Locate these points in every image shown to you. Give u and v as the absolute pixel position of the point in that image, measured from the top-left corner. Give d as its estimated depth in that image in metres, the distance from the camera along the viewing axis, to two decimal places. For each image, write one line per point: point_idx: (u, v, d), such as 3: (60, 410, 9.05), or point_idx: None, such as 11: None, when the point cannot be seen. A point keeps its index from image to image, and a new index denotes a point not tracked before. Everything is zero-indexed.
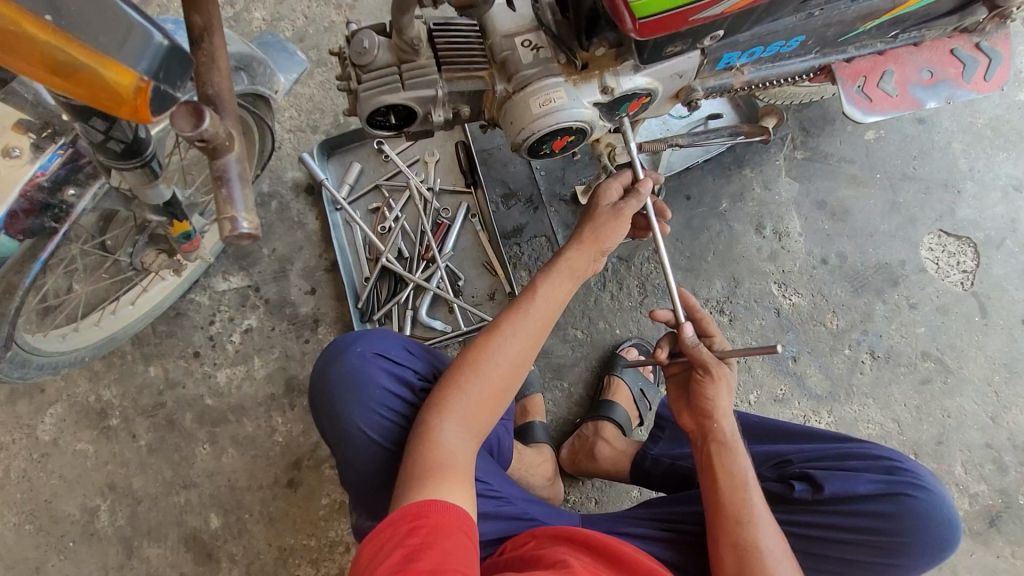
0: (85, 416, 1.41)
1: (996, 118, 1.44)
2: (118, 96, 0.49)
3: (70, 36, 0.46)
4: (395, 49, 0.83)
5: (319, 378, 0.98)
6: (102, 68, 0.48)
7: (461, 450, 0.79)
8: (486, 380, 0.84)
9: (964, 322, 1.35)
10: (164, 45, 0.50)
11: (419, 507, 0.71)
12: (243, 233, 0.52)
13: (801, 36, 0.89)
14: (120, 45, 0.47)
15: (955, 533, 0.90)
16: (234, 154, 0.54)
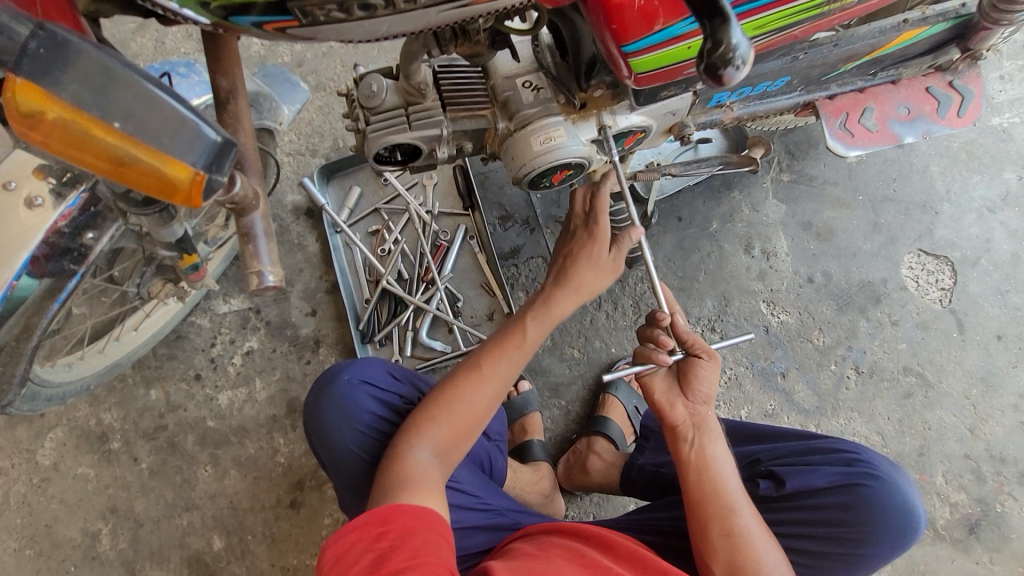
0: (86, 440, 1.41)
1: (970, 142, 1.51)
2: (172, 187, 0.53)
3: (132, 137, 0.50)
4: (401, 92, 0.87)
5: (309, 407, 1.00)
6: (160, 165, 0.51)
7: (429, 473, 0.79)
8: (457, 408, 0.84)
9: (943, 337, 1.42)
10: (217, 140, 0.53)
11: (387, 511, 0.72)
12: (269, 285, 0.62)
13: (786, 77, 0.94)
14: (175, 142, 0.51)
15: (917, 519, 0.91)
16: (259, 213, 0.64)
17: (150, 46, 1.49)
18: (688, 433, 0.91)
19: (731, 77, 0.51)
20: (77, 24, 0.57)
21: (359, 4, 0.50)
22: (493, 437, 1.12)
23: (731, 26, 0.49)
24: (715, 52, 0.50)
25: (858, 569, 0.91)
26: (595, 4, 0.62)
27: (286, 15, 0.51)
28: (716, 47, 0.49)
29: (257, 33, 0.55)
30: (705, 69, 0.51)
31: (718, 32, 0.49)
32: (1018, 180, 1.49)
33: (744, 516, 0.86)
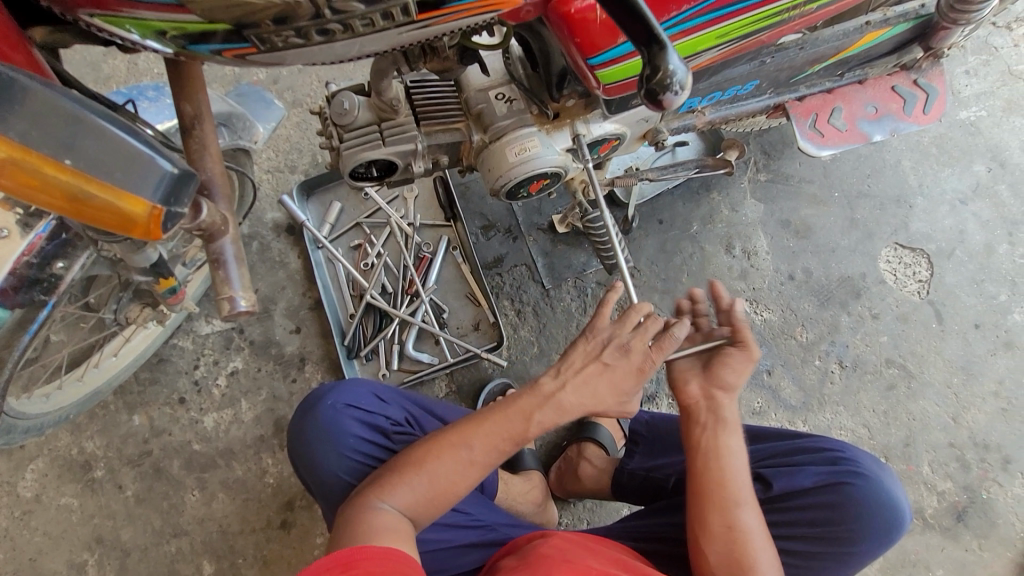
0: (69, 470, 1.38)
1: (940, 136, 1.54)
2: (131, 220, 0.55)
3: (85, 173, 0.52)
4: (374, 108, 0.87)
5: (293, 431, 1.00)
6: (117, 200, 0.53)
7: (390, 531, 0.74)
8: (436, 472, 0.79)
9: (923, 328, 1.44)
10: (173, 173, 0.55)
11: (350, 554, 0.65)
12: (241, 309, 0.63)
13: (754, 81, 0.95)
14: (130, 177, 0.53)
15: (902, 513, 0.92)
16: (229, 238, 0.65)
17: (122, 67, 1.48)
18: (700, 416, 0.89)
19: (670, 101, 0.53)
20: (28, 56, 0.56)
21: (317, 29, 0.50)
22: None
23: (669, 52, 0.50)
24: (654, 78, 0.51)
25: (846, 568, 0.92)
26: (557, 19, 0.62)
27: (245, 41, 0.51)
28: (655, 73, 0.51)
29: (218, 60, 0.55)
30: (645, 93, 0.53)
31: (656, 59, 0.50)
32: (987, 172, 1.52)
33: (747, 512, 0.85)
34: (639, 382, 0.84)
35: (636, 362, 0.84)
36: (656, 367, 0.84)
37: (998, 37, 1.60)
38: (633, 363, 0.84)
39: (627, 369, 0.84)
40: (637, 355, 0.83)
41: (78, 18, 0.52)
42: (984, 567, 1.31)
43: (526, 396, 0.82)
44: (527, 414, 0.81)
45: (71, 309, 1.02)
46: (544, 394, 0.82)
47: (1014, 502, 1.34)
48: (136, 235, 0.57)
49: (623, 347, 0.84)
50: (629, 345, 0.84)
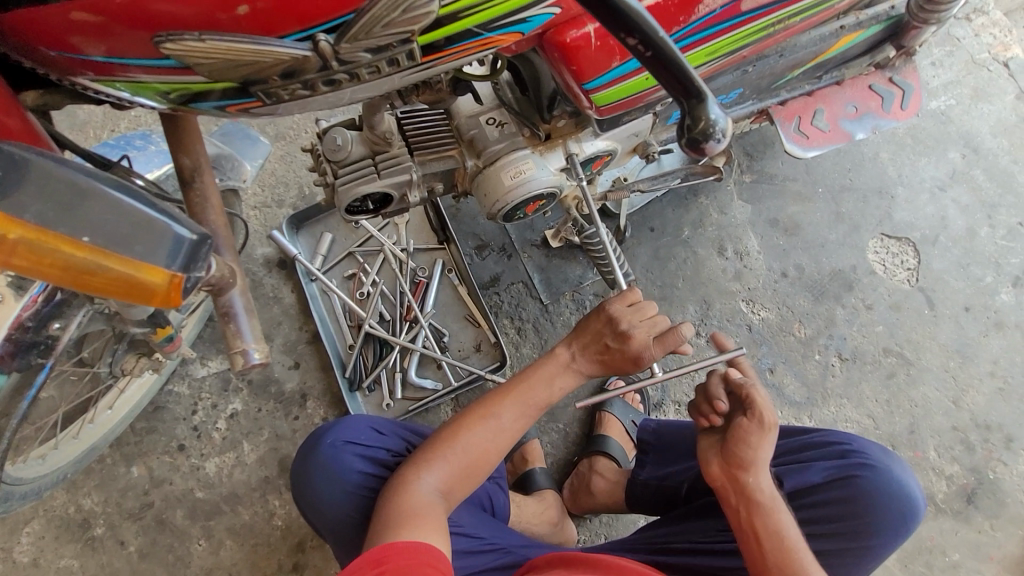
0: (67, 530, 1.33)
1: (914, 127, 1.59)
2: (153, 291, 0.54)
3: (103, 248, 0.51)
4: (367, 142, 0.87)
5: (296, 474, 0.98)
6: (136, 272, 0.53)
7: (429, 511, 0.79)
8: (471, 442, 0.85)
9: (916, 315, 1.47)
10: (191, 238, 0.54)
11: (380, 551, 0.70)
12: (255, 362, 0.64)
13: (738, 89, 0.97)
14: (149, 248, 0.52)
15: (916, 503, 0.92)
16: (237, 289, 0.65)
17: (98, 112, 1.45)
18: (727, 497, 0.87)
19: (712, 148, 0.54)
20: (23, 122, 0.55)
21: (324, 80, 0.49)
22: (492, 475, 1.10)
23: (709, 104, 0.51)
24: (695, 127, 0.52)
25: (867, 563, 0.92)
26: (551, 48, 0.62)
27: (250, 96, 0.50)
28: (695, 123, 0.52)
29: (217, 113, 0.54)
30: (688, 142, 0.54)
31: (696, 111, 0.51)
32: (962, 159, 1.57)
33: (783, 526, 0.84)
34: (638, 368, 0.88)
35: (635, 350, 0.86)
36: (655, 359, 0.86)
37: (960, 28, 1.66)
38: (630, 351, 0.87)
39: (625, 355, 0.87)
40: (635, 343, 0.86)
41: (68, 79, 0.50)
42: (997, 547, 1.33)
43: (546, 364, 0.90)
44: (549, 380, 0.89)
45: (65, 366, 0.99)
46: (560, 363, 0.90)
47: (1019, 480, 1.37)
48: (154, 304, 0.56)
49: (602, 343, 0.89)
50: (631, 331, 0.87)
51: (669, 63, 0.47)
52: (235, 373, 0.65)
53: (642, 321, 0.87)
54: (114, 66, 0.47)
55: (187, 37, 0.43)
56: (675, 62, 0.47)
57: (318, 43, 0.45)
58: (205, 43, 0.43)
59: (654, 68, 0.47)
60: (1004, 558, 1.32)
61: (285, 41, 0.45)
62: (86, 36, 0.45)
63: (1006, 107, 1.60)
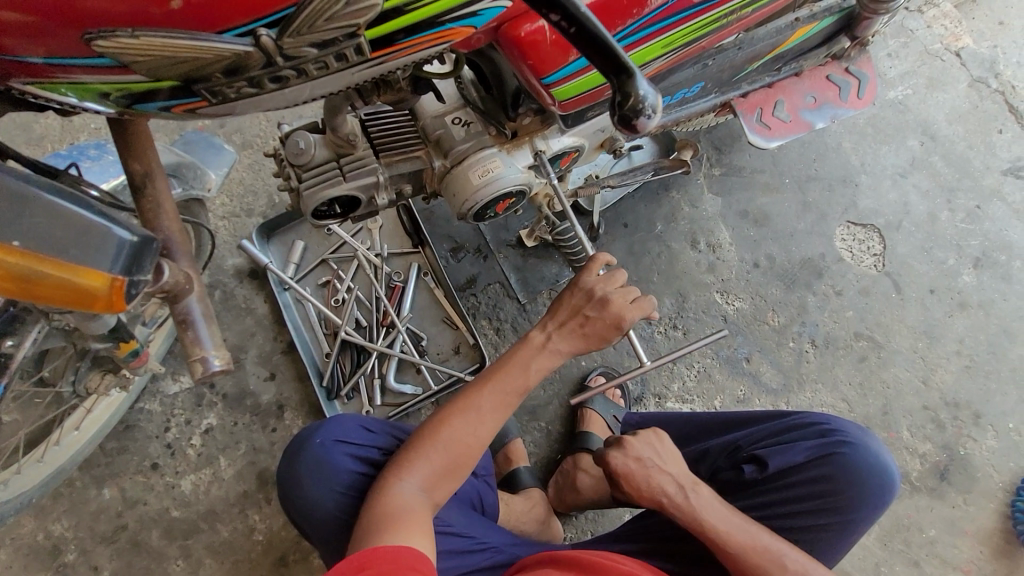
0: (36, 558, 1.29)
1: (874, 117, 1.64)
2: (93, 296, 0.55)
3: (39, 254, 0.52)
4: (331, 145, 0.86)
5: (283, 478, 0.95)
6: (76, 277, 0.54)
7: (412, 513, 0.78)
8: (452, 437, 0.84)
9: (884, 299, 1.50)
10: (133, 241, 0.56)
11: (364, 557, 0.70)
12: (216, 368, 0.62)
13: (700, 83, 0.99)
14: (92, 254, 0.54)
15: (893, 476, 0.94)
16: (195, 296, 0.64)
17: (56, 126, 1.41)
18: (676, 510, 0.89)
19: (643, 125, 0.53)
20: None
21: (270, 76, 0.49)
22: (479, 474, 1.09)
23: (636, 79, 0.50)
24: (626, 103, 0.51)
25: (850, 538, 0.93)
26: (508, 43, 0.62)
27: (194, 96, 0.50)
28: (626, 99, 0.51)
29: (166, 116, 0.53)
30: (620, 119, 0.53)
31: (626, 86, 0.50)
32: (921, 146, 1.62)
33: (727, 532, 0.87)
34: (618, 333, 0.91)
35: (616, 314, 0.89)
36: (634, 321, 0.90)
37: (913, 20, 1.72)
38: (610, 317, 0.90)
39: (606, 323, 0.90)
40: (615, 308, 0.89)
41: (8, 86, 0.49)
42: (971, 521, 1.36)
43: (522, 350, 0.90)
44: (524, 366, 0.89)
45: (25, 386, 0.96)
46: (536, 346, 0.90)
47: (989, 454, 1.41)
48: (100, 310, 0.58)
49: (580, 318, 0.90)
50: (609, 298, 0.90)
51: (591, 34, 0.47)
52: (198, 380, 0.63)
53: (615, 288, 0.91)
54: (52, 68, 0.46)
55: (119, 34, 0.42)
56: (598, 35, 0.47)
57: (260, 38, 0.45)
58: (139, 40, 0.43)
59: (582, 47, 0.48)
60: (978, 531, 1.36)
61: (225, 37, 0.44)
62: (20, 39, 0.44)
63: (960, 95, 1.66)
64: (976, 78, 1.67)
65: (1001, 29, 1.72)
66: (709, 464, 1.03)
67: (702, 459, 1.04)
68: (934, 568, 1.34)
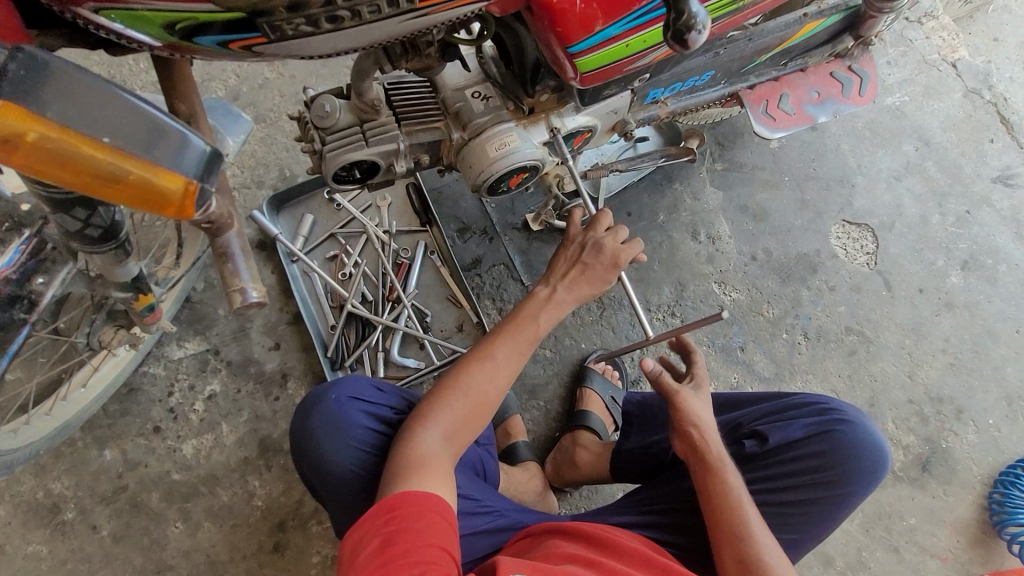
0: (35, 515, 1.30)
1: (872, 121, 1.69)
2: (165, 199, 0.53)
3: (124, 151, 0.50)
4: (355, 110, 0.89)
5: (297, 434, 0.98)
6: (154, 177, 0.52)
7: (435, 461, 0.81)
8: (471, 388, 0.87)
9: (875, 296, 1.56)
10: (206, 150, 0.55)
11: (394, 500, 0.75)
12: (253, 301, 0.65)
13: (711, 71, 1.03)
14: (168, 155, 0.52)
15: (884, 455, 0.98)
16: (233, 232, 0.66)
17: None
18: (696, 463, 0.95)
19: (694, 42, 0.59)
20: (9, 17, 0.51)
21: (327, 16, 0.53)
22: (482, 442, 1.12)
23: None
24: (679, 20, 0.58)
25: (841, 512, 0.97)
26: (539, 10, 0.66)
27: (255, 31, 0.54)
28: (679, 16, 0.58)
29: (216, 52, 0.57)
30: (672, 36, 0.59)
31: (679, 4, 0.57)
32: (916, 151, 1.67)
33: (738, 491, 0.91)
34: (615, 272, 0.98)
35: (610, 255, 0.97)
36: (628, 261, 0.97)
37: (912, 31, 1.78)
38: (606, 258, 0.97)
39: (605, 265, 0.96)
40: (609, 251, 0.96)
41: (70, 13, 0.50)
42: (950, 511, 1.42)
43: (530, 303, 0.94)
44: (534, 317, 0.93)
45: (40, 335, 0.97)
46: (541, 300, 0.94)
47: (970, 448, 1.46)
48: (166, 216, 0.56)
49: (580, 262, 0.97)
50: (602, 243, 0.97)
51: None
52: (233, 311, 0.65)
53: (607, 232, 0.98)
54: None
55: None
56: None
57: None
58: None
59: None
60: (956, 521, 1.41)
61: None
62: None
63: (955, 104, 1.72)
64: (971, 88, 1.73)
65: (995, 44, 1.79)
66: None
67: None
68: (914, 554, 1.38)
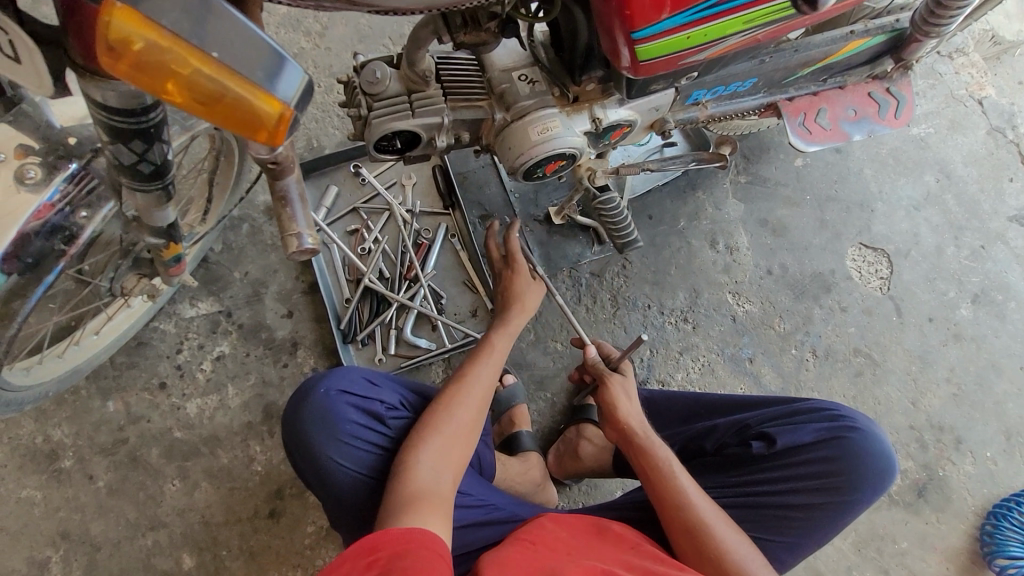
0: (32, 460, 1.29)
1: (896, 148, 1.71)
2: (258, 122, 0.50)
3: (227, 68, 0.47)
4: (404, 80, 0.89)
5: (289, 425, 0.97)
6: (251, 98, 0.49)
7: (431, 486, 0.86)
8: (454, 418, 0.96)
9: (885, 321, 1.57)
10: (303, 78, 0.51)
11: (375, 539, 0.73)
12: (307, 247, 0.67)
13: (754, 78, 1.04)
14: (270, 76, 0.48)
15: (892, 466, 0.99)
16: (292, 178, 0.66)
17: None
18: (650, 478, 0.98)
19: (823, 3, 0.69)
20: None
21: None
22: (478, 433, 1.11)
23: None
24: None
25: (846, 520, 0.98)
26: None
27: None
28: None
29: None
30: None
31: None
32: (936, 182, 1.69)
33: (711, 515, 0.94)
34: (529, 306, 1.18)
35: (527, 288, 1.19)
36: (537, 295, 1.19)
37: (943, 64, 1.80)
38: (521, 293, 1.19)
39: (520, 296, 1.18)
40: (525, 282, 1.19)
41: None
42: (942, 539, 1.43)
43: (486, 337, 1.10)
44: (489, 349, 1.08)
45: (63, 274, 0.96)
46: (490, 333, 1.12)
47: (966, 479, 1.47)
48: (257, 142, 0.53)
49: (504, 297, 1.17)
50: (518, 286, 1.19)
51: None
52: (288, 255, 0.68)
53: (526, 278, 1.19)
54: None
55: None
56: None
57: None
58: None
59: None
60: (946, 548, 1.42)
61: None
62: None
63: (978, 140, 1.74)
64: (995, 126, 1.75)
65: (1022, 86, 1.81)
66: (715, 440, 1.07)
67: (707, 435, 1.08)
68: None
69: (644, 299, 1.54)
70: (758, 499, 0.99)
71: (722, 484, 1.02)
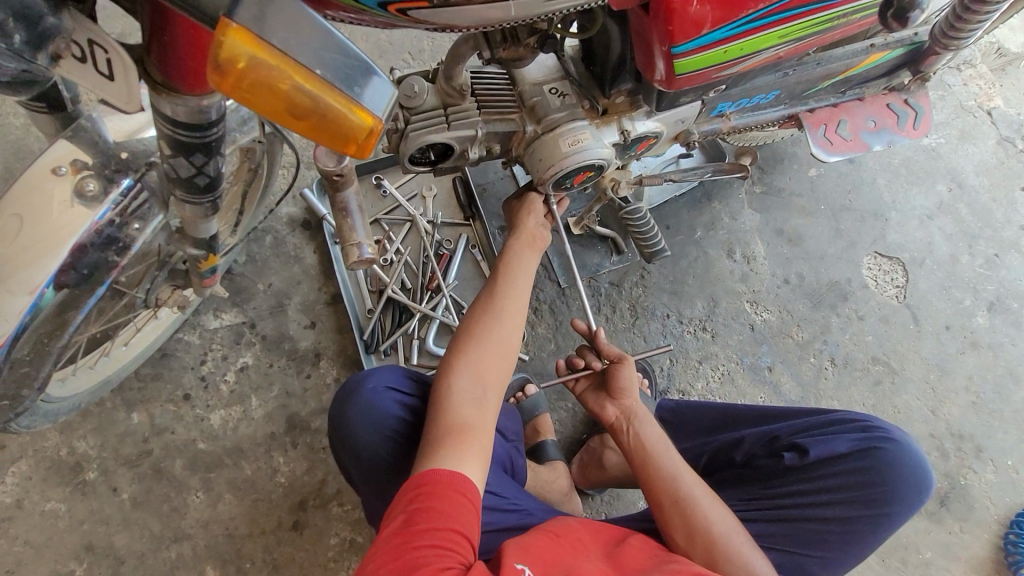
0: (57, 472, 1.29)
1: (908, 159, 1.73)
2: (348, 136, 0.49)
3: (329, 83, 0.46)
4: (440, 94, 0.92)
5: (335, 419, 0.99)
6: (345, 111, 0.48)
7: (469, 411, 0.88)
8: (488, 341, 0.96)
9: (902, 329, 1.58)
10: (393, 92, 0.50)
11: (419, 479, 0.78)
12: (366, 257, 0.76)
13: (776, 91, 1.07)
14: (365, 91, 0.48)
15: (928, 478, 0.99)
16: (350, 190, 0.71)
17: None
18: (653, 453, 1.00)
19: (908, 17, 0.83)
20: None
21: None
22: (510, 438, 1.12)
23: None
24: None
25: (884, 532, 0.98)
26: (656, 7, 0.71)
27: None
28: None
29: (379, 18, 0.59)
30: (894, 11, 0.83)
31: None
32: (948, 192, 1.71)
33: (703, 500, 0.95)
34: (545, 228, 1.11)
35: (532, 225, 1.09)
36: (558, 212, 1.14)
37: (952, 76, 1.83)
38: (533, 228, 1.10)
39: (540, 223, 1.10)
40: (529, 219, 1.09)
41: None
42: (966, 548, 1.42)
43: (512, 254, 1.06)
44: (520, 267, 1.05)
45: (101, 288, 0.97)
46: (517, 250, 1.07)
47: (988, 487, 1.47)
48: (344, 155, 0.52)
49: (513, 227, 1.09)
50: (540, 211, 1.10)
51: None
52: (348, 264, 0.76)
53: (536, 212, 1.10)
54: None
55: None
56: None
57: None
58: None
59: None
60: (970, 558, 1.42)
61: None
62: None
63: (988, 150, 1.76)
64: (1004, 136, 1.78)
65: None
66: (745, 451, 1.08)
67: (737, 446, 1.09)
68: None
69: (662, 308, 1.55)
70: (793, 511, 0.99)
71: (754, 495, 1.03)
